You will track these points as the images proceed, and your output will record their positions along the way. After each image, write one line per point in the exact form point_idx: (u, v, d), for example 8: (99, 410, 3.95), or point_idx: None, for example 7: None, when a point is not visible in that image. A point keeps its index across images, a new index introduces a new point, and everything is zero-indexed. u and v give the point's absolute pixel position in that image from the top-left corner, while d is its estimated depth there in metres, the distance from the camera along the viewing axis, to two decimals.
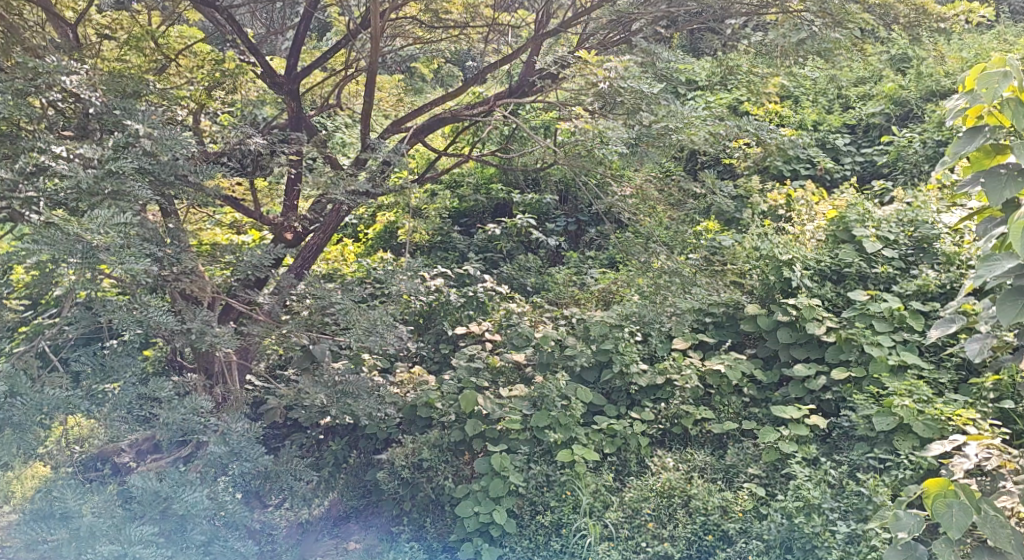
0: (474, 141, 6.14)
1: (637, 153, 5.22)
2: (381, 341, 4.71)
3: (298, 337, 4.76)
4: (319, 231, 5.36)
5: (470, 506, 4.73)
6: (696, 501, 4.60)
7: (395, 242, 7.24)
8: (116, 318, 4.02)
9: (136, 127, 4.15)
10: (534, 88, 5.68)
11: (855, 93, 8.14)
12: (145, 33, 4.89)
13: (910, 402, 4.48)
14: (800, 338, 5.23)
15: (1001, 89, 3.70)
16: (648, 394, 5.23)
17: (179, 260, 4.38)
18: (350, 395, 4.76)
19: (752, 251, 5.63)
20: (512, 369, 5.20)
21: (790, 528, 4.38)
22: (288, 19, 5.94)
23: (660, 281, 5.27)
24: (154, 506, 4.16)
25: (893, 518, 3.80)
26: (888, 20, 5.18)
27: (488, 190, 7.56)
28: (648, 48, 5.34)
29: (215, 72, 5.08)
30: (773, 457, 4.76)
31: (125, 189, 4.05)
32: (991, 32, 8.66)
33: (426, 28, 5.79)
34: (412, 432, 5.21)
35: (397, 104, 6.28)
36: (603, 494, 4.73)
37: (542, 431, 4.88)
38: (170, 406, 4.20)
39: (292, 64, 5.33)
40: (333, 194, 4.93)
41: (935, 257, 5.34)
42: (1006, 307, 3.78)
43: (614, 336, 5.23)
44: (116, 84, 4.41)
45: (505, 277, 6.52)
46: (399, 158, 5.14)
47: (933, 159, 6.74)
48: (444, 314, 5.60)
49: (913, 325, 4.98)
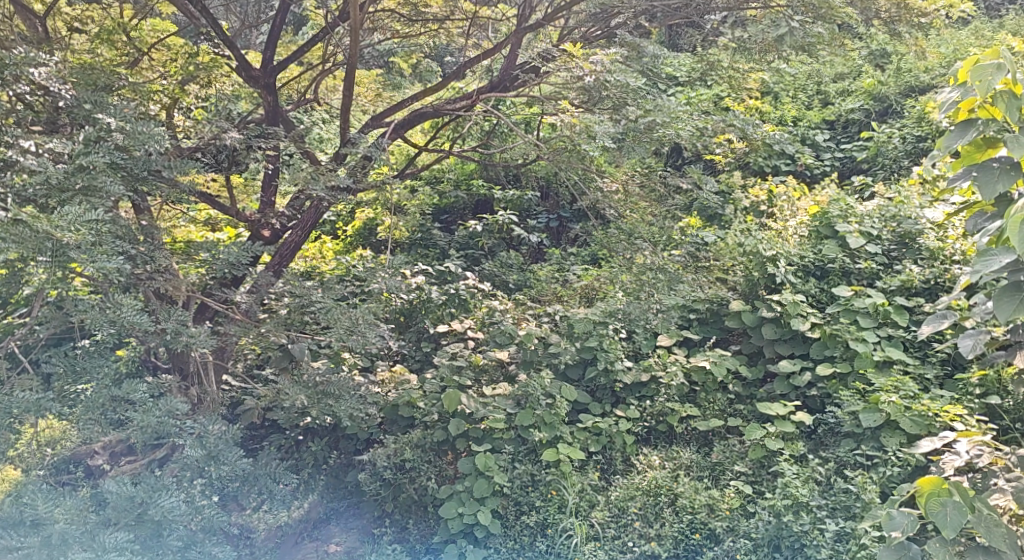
0: (455, 137, 6.04)
1: (624, 147, 5.17)
2: (363, 341, 4.63)
3: (275, 337, 4.64)
4: (298, 228, 5.25)
5: (454, 507, 4.65)
6: (683, 499, 4.55)
7: (374, 239, 7.15)
8: (88, 318, 3.90)
9: (108, 121, 4.05)
10: (515, 82, 5.56)
11: (834, 89, 8.13)
12: (117, 25, 4.73)
13: (897, 398, 4.44)
14: (785, 334, 5.19)
15: (995, 82, 3.65)
16: (632, 391, 5.21)
17: (153, 258, 4.30)
18: (331, 395, 4.66)
19: (737, 246, 5.51)
20: (495, 367, 5.15)
21: (779, 526, 4.32)
22: (264, 13, 5.79)
23: (644, 277, 5.18)
24: (130, 513, 4.00)
25: (886, 517, 3.75)
26: (870, 15, 5.20)
27: (468, 186, 7.52)
28: (633, 42, 5.24)
29: (188, 65, 4.90)
30: (759, 454, 4.70)
31: (97, 184, 3.95)
32: (968, 27, 8.71)
33: (405, 21, 5.70)
34: (393, 432, 5.12)
35: (375, 99, 6.04)
36: (589, 494, 4.67)
37: (527, 430, 4.81)
38: (144, 409, 4.05)
39: (268, 59, 5.26)
40: (313, 190, 4.84)
41: (919, 253, 5.29)
42: (1004, 302, 3.75)
43: (598, 333, 5.18)
44: (87, 77, 4.28)
45: (487, 273, 6.44)
46: (380, 152, 5.05)
47: (912, 154, 6.74)
48: (425, 312, 5.49)
49: (898, 320, 4.93)
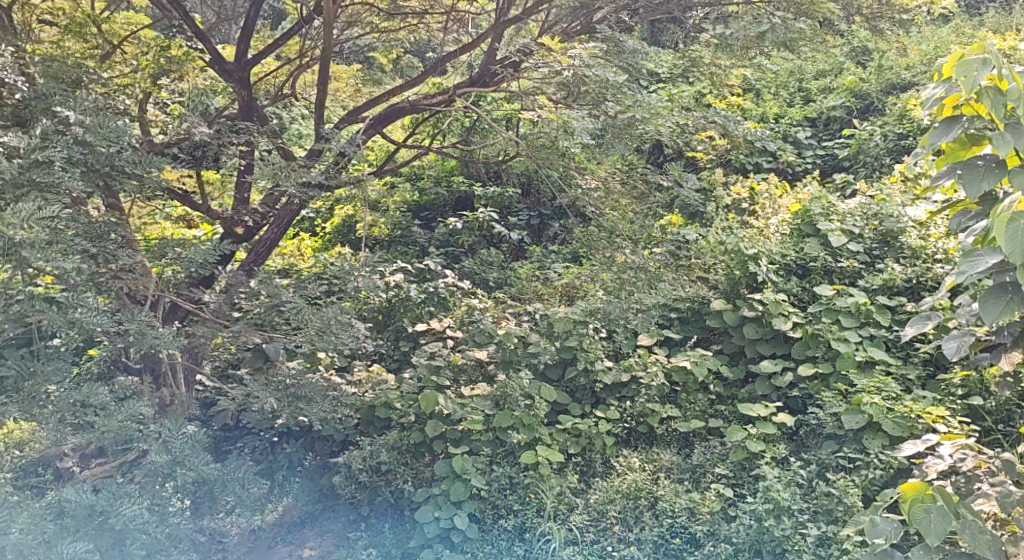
0: (435, 133, 5.92)
1: (604, 144, 5.07)
2: (336, 341, 4.53)
3: (247, 338, 4.52)
4: (273, 226, 5.15)
5: (430, 511, 4.57)
6: (663, 503, 4.48)
7: (353, 236, 7.07)
8: (45, 318, 3.79)
9: (67, 115, 3.94)
10: (494, 78, 5.41)
11: (816, 86, 8.09)
12: (88, 18, 4.64)
13: (879, 400, 4.37)
14: (767, 334, 5.13)
15: (980, 77, 3.57)
16: (612, 392, 5.13)
17: (115, 256, 4.17)
18: (302, 399, 4.53)
19: (718, 245, 5.43)
20: (473, 366, 5.07)
21: (760, 530, 4.26)
22: (240, 6, 5.70)
23: (625, 276, 5.10)
24: (89, 522, 3.90)
25: (870, 524, 3.71)
26: (851, 11, 5.19)
27: (449, 182, 7.44)
28: (613, 36, 5.09)
29: (159, 58, 4.74)
30: (741, 457, 4.63)
31: (51, 180, 3.84)
32: (949, 24, 8.70)
33: (384, 16, 5.59)
34: (370, 434, 5.01)
35: (354, 94, 6.01)
36: (567, 497, 4.59)
37: (505, 432, 4.73)
38: (105, 413, 3.99)
39: (241, 51, 5.13)
40: (283, 187, 4.73)
41: (901, 251, 5.24)
42: (989, 305, 3.70)
43: (578, 333, 5.12)
44: (53, 71, 4.16)
45: (466, 272, 6.35)
46: (354, 149, 4.93)
47: (894, 152, 6.69)
48: (403, 311, 5.40)
49: (880, 320, 4.88)
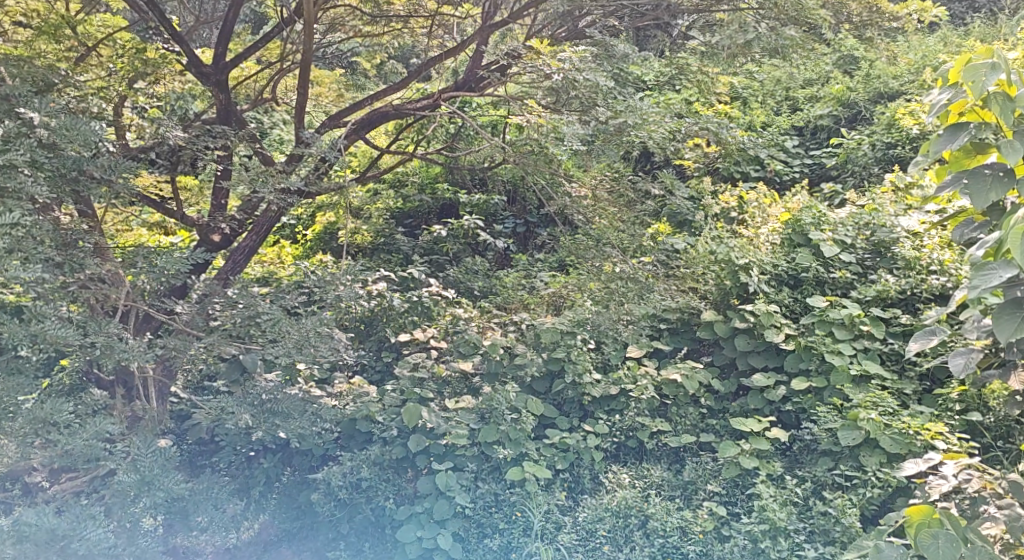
0: (419, 139, 5.79)
1: (593, 150, 4.94)
2: (314, 354, 4.41)
3: (223, 349, 4.36)
4: (252, 233, 5.04)
5: (412, 530, 4.39)
6: (654, 522, 4.35)
7: (335, 244, 6.89)
8: (5, 331, 3.71)
9: (32, 116, 3.76)
10: (480, 83, 5.34)
11: (803, 94, 7.98)
12: (63, 20, 4.38)
13: (876, 416, 4.24)
14: (757, 346, 5.00)
15: (989, 82, 3.50)
16: (601, 405, 4.95)
17: (83, 265, 4.02)
18: (279, 414, 4.41)
19: (708, 254, 5.24)
20: (458, 379, 4.89)
21: (755, 551, 4.18)
22: (219, 10, 5.56)
23: (613, 286, 5.04)
24: (50, 547, 3.83)
25: (876, 550, 3.58)
26: (841, 18, 5.08)
27: (433, 191, 7.22)
28: (602, 41, 4.98)
29: (136, 60, 4.58)
30: (733, 474, 4.50)
31: (13, 185, 3.70)
32: (935, 34, 8.63)
33: (368, 20, 5.44)
34: (351, 449, 4.71)
35: (336, 100, 5.86)
36: (555, 515, 4.46)
37: (491, 447, 4.57)
38: (69, 432, 3.89)
39: (219, 53, 4.91)
40: (260, 193, 4.55)
41: (894, 262, 5.11)
42: (1005, 321, 3.58)
43: (565, 344, 4.94)
44: (23, 74, 4.01)
45: (451, 281, 6.17)
46: (335, 154, 4.74)
47: (883, 161, 6.60)
48: (386, 320, 5.22)
49: (874, 332, 4.75)
